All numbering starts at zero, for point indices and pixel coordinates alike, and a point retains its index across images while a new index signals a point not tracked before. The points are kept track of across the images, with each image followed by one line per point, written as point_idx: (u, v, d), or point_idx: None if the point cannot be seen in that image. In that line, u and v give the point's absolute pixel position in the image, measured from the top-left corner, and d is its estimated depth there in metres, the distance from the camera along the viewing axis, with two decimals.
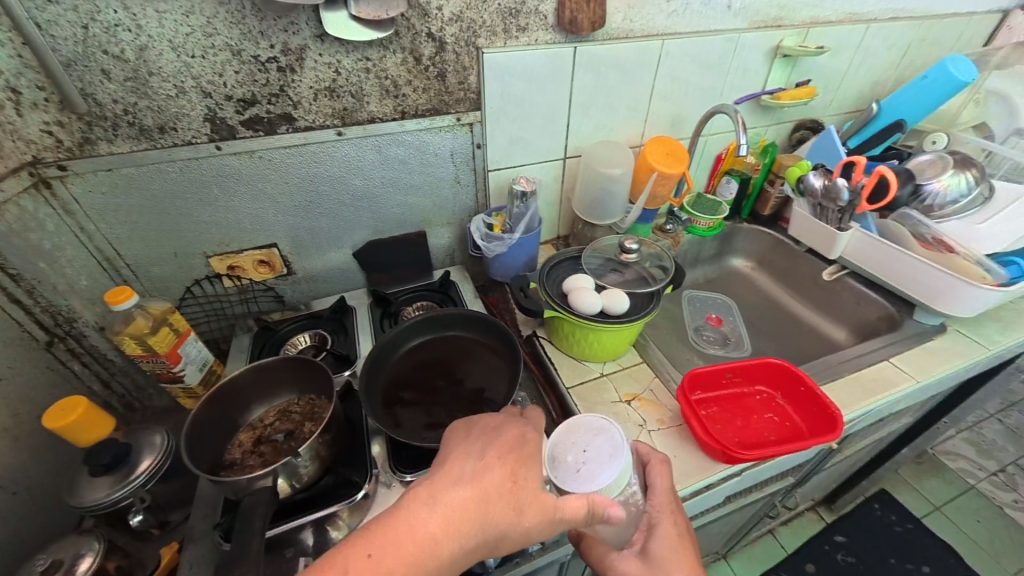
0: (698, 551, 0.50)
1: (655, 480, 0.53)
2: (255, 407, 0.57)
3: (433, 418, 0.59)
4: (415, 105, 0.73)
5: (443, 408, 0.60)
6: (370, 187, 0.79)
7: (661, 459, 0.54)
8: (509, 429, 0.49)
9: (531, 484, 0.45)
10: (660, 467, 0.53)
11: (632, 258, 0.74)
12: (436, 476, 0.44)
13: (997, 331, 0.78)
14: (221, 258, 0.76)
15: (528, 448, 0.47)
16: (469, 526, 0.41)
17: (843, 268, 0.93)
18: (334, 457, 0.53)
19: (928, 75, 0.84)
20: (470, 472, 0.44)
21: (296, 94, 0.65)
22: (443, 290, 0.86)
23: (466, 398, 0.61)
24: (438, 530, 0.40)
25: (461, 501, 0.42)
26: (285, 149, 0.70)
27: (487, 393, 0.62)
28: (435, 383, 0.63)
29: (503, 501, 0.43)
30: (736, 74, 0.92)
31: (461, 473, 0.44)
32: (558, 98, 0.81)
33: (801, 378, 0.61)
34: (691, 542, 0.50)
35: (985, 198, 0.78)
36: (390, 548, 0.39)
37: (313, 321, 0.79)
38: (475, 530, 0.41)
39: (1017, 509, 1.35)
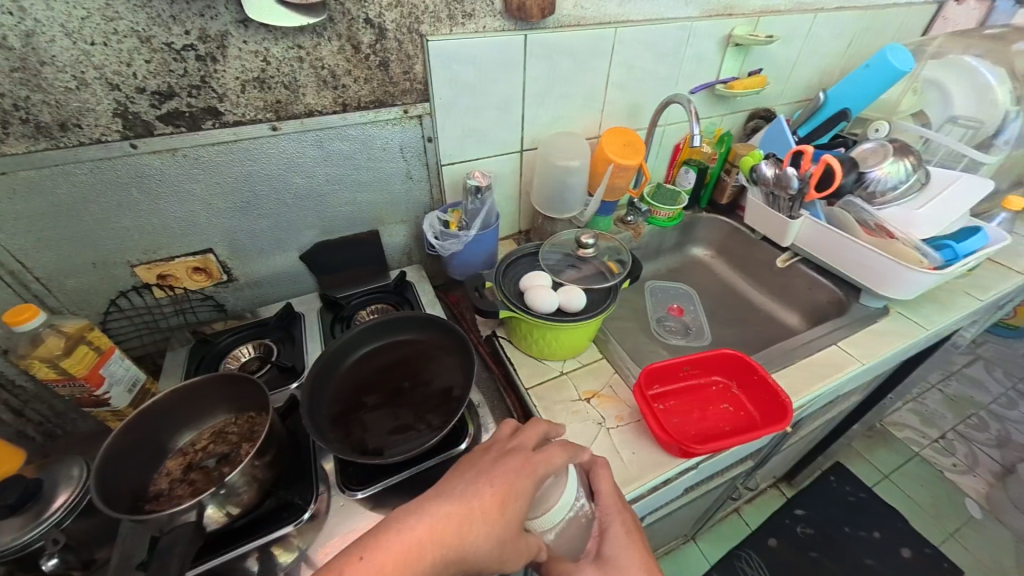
0: (646, 541, 0.53)
1: (599, 484, 0.53)
2: (184, 431, 0.52)
3: (400, 421, 0.56)
4: (357, 97, 0.68)
5: (409, 410, 0.58)
6: (313, 185, 0.74)
7: (603, 465, 0.54)
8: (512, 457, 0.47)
9: (516, 512, 0.44)
10: (604, 472, 0.53)
11: (589, 253, 0.74)
12: (431, 488, 0.44)
13: (934, 312, 0.82)
14: (148, 267, 0.70)
15: (519, 484, 0.45)
16: (448, 542, 0.40)
17: (795, 255, 0.95)
18: (274, 479, 0.50)
19: (870, 65, 0.86)
20: (462, 490, 0.43)
21: (220, 85, 0.60)
22: (399, 291, 0.83)
23: (432, 398, 0.59)
24: (422, 542, 0.40)
25: (446, 519, 0.41)
26: (213, 146, 0.64)
27: (455, 392, 0.59)
28: (400, 385, 0.60)
29: (487, 524, 0.42)
30: (691, 63, 0.91)
31: (453, 490, 0.44)
32: (510, 89, 0.78)
33: (755, 367, 0.61)
34: (638, 533, 0.53)
35: (923, 183, 0.81)
36: (376, 553, 0.38)
37: (259, 330, 0.74)
38: (456, 547, 0.40)
39: (956, 473, 1.45)
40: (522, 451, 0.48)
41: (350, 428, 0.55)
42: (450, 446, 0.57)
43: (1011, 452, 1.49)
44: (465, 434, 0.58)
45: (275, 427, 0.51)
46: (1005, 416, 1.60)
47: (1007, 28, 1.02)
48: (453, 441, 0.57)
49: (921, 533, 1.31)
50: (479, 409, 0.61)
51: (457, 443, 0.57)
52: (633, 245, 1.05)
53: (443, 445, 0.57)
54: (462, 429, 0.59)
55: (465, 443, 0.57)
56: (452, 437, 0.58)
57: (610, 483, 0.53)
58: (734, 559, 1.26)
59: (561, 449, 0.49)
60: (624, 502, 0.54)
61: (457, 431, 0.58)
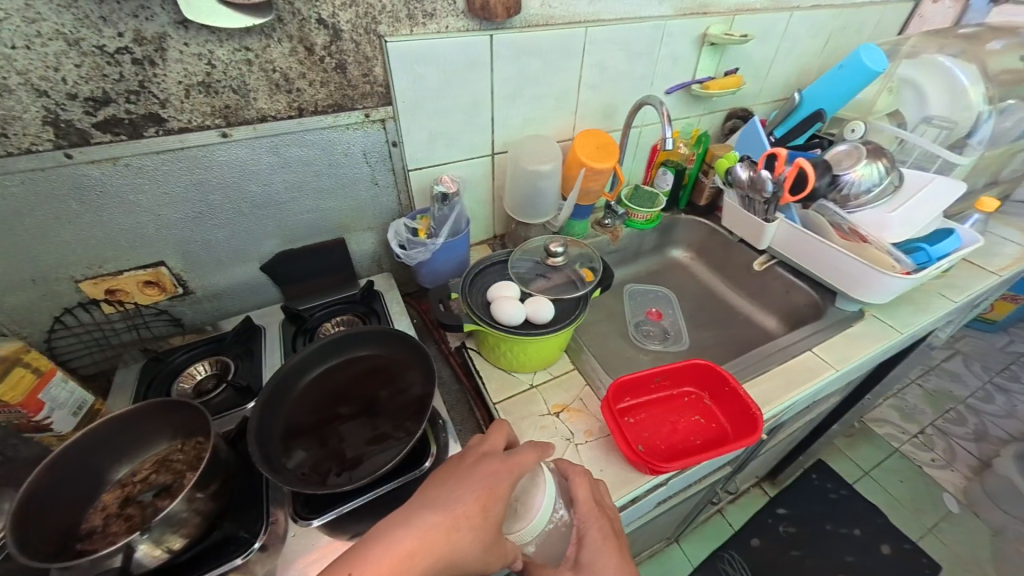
0: (627, 548, 0.51)
1: (576, 491, 0.52)
2: (123, 462, 0.50)
3: (377, 429, 0.56)
4: (313, 101, 0.65)
5: (387, 417, 0.57)
6: (271, 193, 0.70)
7: (580, 471, 0.53)
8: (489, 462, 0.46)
9: (498, 515, 0.43)
10: (581, 479, 0.52)
11: (559, 262, 0.72)
12: (415, 498, 0.42)
13: (909, 314, 0.82)
14: (95, 283, 0.66)
15: (499, 486, 0.44)
16: (438, 552, 0.39)
17: (772, 258, 0.94)
18: (219, 511, 0.48)
19: (844, 65, 0.85)
20: (445, 499, 0.42)
21: (162, 90, 0.56)
22: (366, 302, 0.80)
23: (406, 406, 0.58)
24: (412, 554, 0.38)
25: (432, 528, 0.40)
26: (157, 154, 0.60)
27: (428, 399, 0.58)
28: (376, 394, 0.59)
29: (473, 530, 0.41)
30: (665, 63, 0.89)
31: (436, 500, 0.42)
32: (478, 91, 0.75)
33: (726, 379, 0.60)
34: (618, 543, 0.50)
35: (896, 185, 0.80)
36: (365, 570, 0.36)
37: (215, 345, 0.71)
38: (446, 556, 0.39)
39: (935, 468, 1.46)
40: (497, 454, 0.48)
41: (327, 438, 0.55)
42: (410, 468, 0.55)
43: (988, 446, 1.51)
44: (428, 453, 0.56)
45: (218, 455, 0.49)
46: (983, 410, 1.62)
47: (982, 26, 1.02)
48: (414, 462, 0.56)
49: (899, 528, 1.32)
50: (443, 427, 0.60)
51: (417, 465, 0.55)
52: (610, 249, 1.03)
53: (404, 467, 0.55)
54: (424, 449, 0.57)
55: (426, 465, 0.55)
56: (412, 459, 0.56)
57: (587, 490, 0.52)
58: (717, 560, 1.26)
59: (536, 449, 0.48)
60: (605, 509, 0.52)
61: (418, 452, 0.57)
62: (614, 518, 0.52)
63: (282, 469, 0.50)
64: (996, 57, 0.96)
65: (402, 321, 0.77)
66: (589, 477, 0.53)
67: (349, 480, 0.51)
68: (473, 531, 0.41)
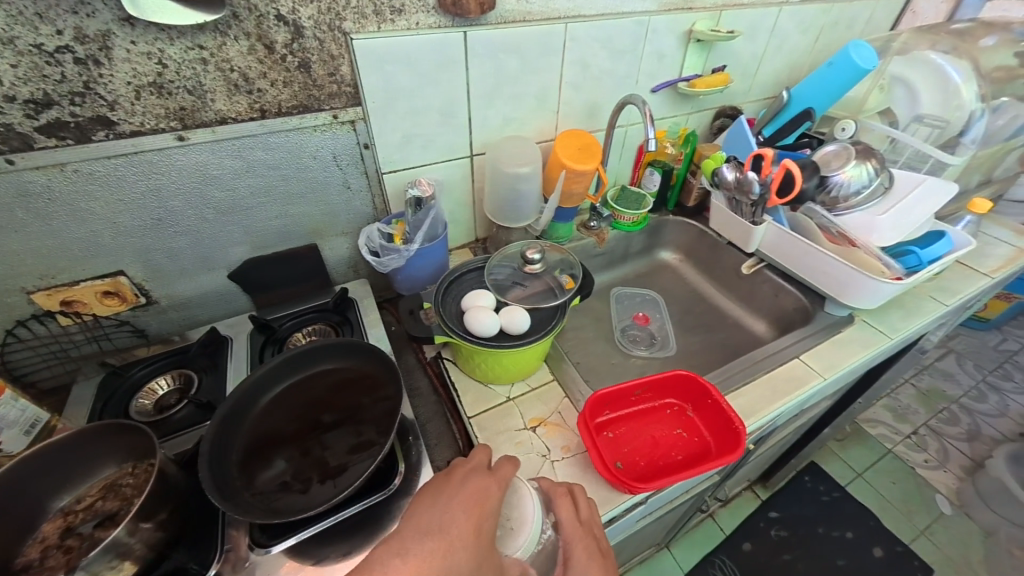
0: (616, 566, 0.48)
1: (559, 512, 0.49)
2: (68, 488, 0.47)
3: (362, 437, 0.55)
4: (276, 102, 0.61)
5: (371, 424, 0.56)
6: (236, 198, 0.67)
7: (564, 491, 0.51)
8: (474, 480, 0.44)
9: (493, 531, 0.41)
10: (564, 500, 0.50)
11: (537, 269, 0.70)
12: (406, 526, 0.39)
13: (899, 319, 0.80)
14: (48, 294, 0.63)
15: (488, 498, 0.43)
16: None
17: (760, 261, 0.91)
18: (168, 540, 0.45)
19: (833, 63, 0.83)
20: (437, 521, 0.39)
21: (109, 91, 0.53)
22: (340, 311, 0.77)
23: (383, 414, 0.57)
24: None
25: (428, 552, 0.37)
26: (109, 159, 0.57)
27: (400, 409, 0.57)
28: (359, 401, 0.58)
29: (471, 550, 0.38)
30: (650, 60, 0.86)
31: (427, 524, 0.39)
32: (453, 90, 0.72)
33: (710, 392, 0.58)
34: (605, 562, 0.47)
35: (887, 186, 0.77)
36: None
37: (179, 357, 0.69)
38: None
39: (928, 469, 1.45)
40: (480, 468, 0.46)
41: (309, 447, 0.54)
42: (374, 491, 0.52)
43: (981, 446, 1.50)
44: (395, 473, 0.54)
45: (167, 479, 0.46)
46: (976, 409, 1.61)
47: (975, 21, 0.99)
48: (379, 484, 0.53)
49: (891, 531, 1.30)
50: (413, 444, 0.58)
51: (382, 487, 0.53)
52: (596, 251, 1.00)
53: (368, 488, 0.53)
54: (390, 468, 0.55)
55: (391, 487, 0.53)
56: (377, 481, 0.53)
57: (571, 511, 0.50)
58: (708, 566, 1.24)
59: (509, 461, 0.48)
60: (592, 529, 0.49)
61: (385, 473, 0.54)
62: (601, 537, 0.50)
63: (236, 494, 0.47)
64: (989, 54, 0.93)
65: (377, 331, 0.74)
66: (574, 495, 0.51)
67: (332, 487, 0.50)
68: (472, 552, 0.38)
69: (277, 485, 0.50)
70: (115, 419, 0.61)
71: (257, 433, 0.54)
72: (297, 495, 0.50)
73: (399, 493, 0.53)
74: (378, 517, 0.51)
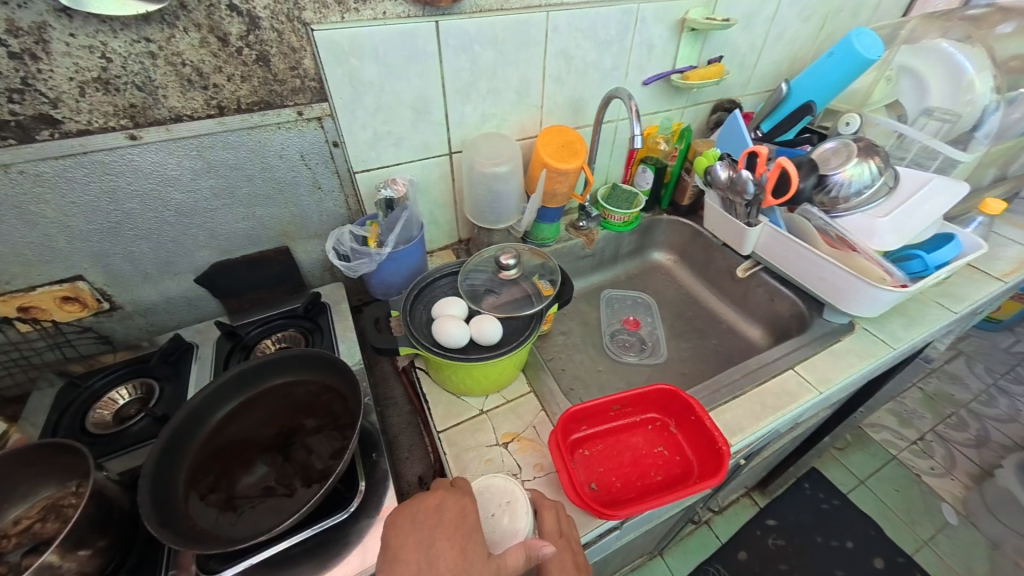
0: None
1: (543, 523, 0.48)
2: (8, 508, 0.46)
3: (343, 441, 0.54)
4: (235, 98, 0.57)
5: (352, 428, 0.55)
6: (196, 201, 0.63)
7: (551, 505, 0.49)
8: (449, 508, 0.44)
9: (482, 549, 0.41)
10: (549, 512, 0.48)
11: (513, 274, 0.68)
12: (395, 571, 0.39)
13: (901, 327, 0.75)
14: (4, 300, 0.59)
15: (467, 514, 0.44)
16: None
17: (756, 264, 0.87)
18: (105, 569, 0.43)
19: (834, 53, 0.77)
20: (423, 561, 0.40)
21: (51, 88, 0.48)
22: (312, 316, 0.74)
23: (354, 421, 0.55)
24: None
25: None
26: (55, 161, 0.52)
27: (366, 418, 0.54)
28: (337, 406, 0.57)
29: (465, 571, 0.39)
30: (640, 52, 0.81)
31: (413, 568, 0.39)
32: (427, 84, 0.68)
33: (692, 408, 0.57)
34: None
35: (891, 186, 0.73)
36: None
37: (139, 367, 0.66)
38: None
39: (934, 476, 1.40)
40: (451, 492, 0.46)
41: (291, 451, 0.54)
42: (329, 514, 0.49)
43: (989, 453, 1.45)
44: (354, 493, 0.50)
45: (107, 502, 0.44)
46: (985, 414, 1.55)
47: (991, 7, 0.93)
48: (336, 506, 0.50)
49: (894, 541, 1.26)
50: (377, 461, 0.55)
51: (342, 507, 0.49)
52: (585, 253, 0.96)
53: (324, 511, 0.49)
54: (348, 489, 0.51)
55: (347, 510, 0.49)
56: (333, 503, 0.50)
57: (554, 521, 0.48)
58: None
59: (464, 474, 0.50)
60: (571, 547, 0.46)
61: (344, 493, 0.51)
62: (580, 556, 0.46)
63: (180, 521, 0.45)
64: (1004, 43, 0.87)
65: (349, 338, 0.71)
66: (559, 512, 0.49)
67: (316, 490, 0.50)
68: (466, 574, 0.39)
69: (261, 490, 0.50)
70: (70, 433, 0.58)
71: (223, 447, 0.53)
72: (282, 498, 0.50)
73: (359, 515, 0.50)
74: (335, 542, 0.48)
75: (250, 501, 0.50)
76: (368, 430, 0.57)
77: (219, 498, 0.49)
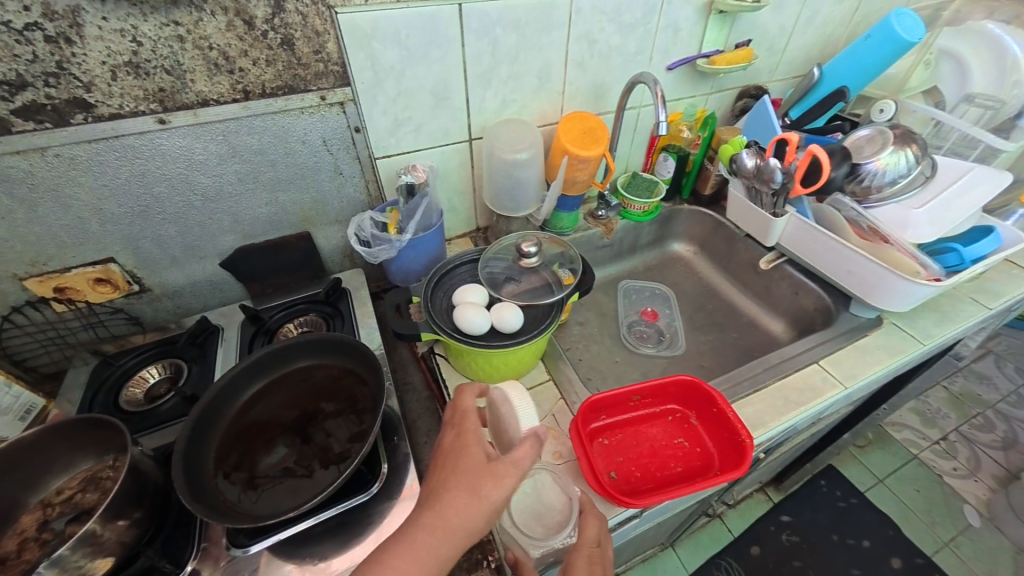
0: None
1: (582, 527, 0.47)
2: (50, 478, 0.48)
3: (362, 425, 0.55)
4: (260, 82, 0.57)
5: (372, 413, 0.56)
6: (222, 185, 0.64)
7: (597, 515, 0.48)
8: (449, 430, 0.47)
9: (482, 457, 0.44)
10: (593, 519, 0.47)
11: (533, 263, 0.67)
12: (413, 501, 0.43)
13: (932, 323, 0.73)
14: (41, 281, 0.61)
15: (468, 429, 0.46)
16: (470, 521, 0.40)
17: (780, 256, 0.85)
18: (142, 540, 0.44)
19: (871, 35, 0.74)
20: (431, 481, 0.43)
21: (85, 72, 0.49)
22: (332, 301, 0.75)
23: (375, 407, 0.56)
24: (456, 542, 0.39)
25: (450, 505, 0.41)
26: (88, 144, 0.53)
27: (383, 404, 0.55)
28: (356, 392, 0.58)
29: (471, 486, 0.41)
30: (664, 35, 0.79)
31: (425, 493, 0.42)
32: (448, 68, 0.67)
33: (714, 400, 0.56)
34: None
35: (927, 176, 0.70)
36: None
37: (167, 348, 0.68)
38: (479, 515, 0.41)
39: (956, 477, 1.36)
40: (452, 415, 0.49)
41: (311, 434, 0.55)
42: (351, 495, 0.50)
43: (1017, 456, 1.40)
44: (376, 475, 0.52)
45: (142, 475, 0.45)
46: (1013, 415, 1.51)
47: None
48: (358, 487, 0.51)
49: (912, 542, 1.23)
50: (398, 445, 0.55)
51: (363, 490, 0.50)
52: (603, 243, 0.95)
53: (346, 493, 0.50)
54: (370, 471, 0.52)
55: (370, 491, 0.50)
56: (356, 485, 0.51)
57: (596, 529, 0.47)
58: (713, 567, 1.20)
59: (467, 388, 0.51)
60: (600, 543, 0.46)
61: (366, 475, 0.52)
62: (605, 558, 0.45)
63: (209, 497, 0.47)
64: None
65: (369, 324, 0.72)
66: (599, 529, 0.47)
67: (335, 472, 0.51)
68: (470, 489, 0.41)
69: (281, 470, 0.52)
70: (105, 410, 0.60)
71: (245, 428, 0.54)
72: (302, 479, 0.51)
73: (380, 496, 0.51)
74: (358, 522, 0.49)
75: (270, 481, 0.51)
76: (390, 415, 0.58)
77: (241, 477, 0.50)
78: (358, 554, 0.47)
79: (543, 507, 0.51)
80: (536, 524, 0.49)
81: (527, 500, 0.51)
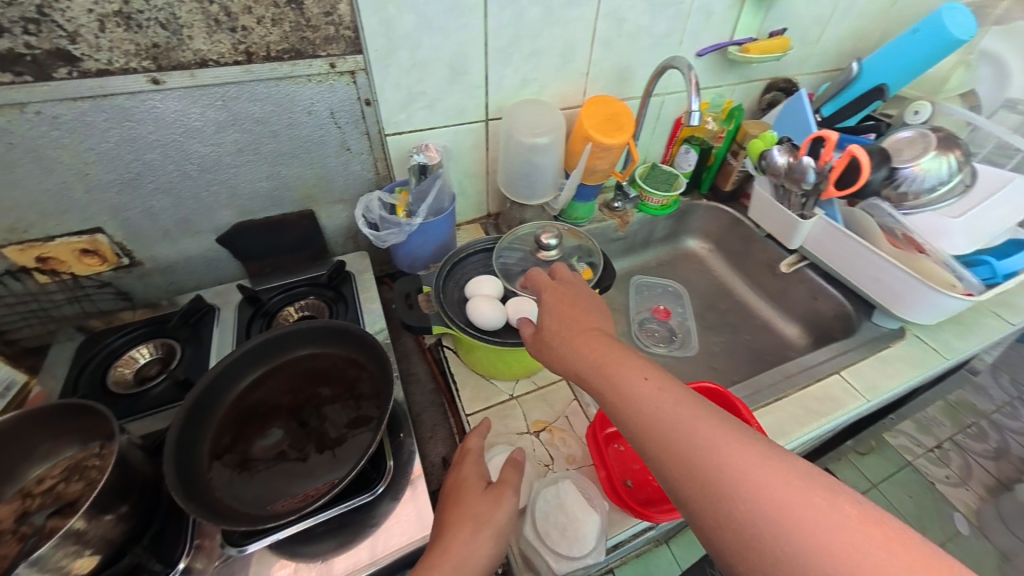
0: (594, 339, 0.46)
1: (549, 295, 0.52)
2: (33, 465, 0.45)
3: (361, 411, 0.52)
4: (264, 44, 0.52)
5: (371, 401, 0.53)
6: (220, 156, 0.59)
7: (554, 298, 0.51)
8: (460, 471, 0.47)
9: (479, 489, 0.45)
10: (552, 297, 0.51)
11: (552, 256, 0.64)
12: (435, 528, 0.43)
13: (954, 336, 0.71)
14: (21, 249, 0.56)
15: (470, 453, 0.49)
16: (485, 548, 0.41)
17: (802, 259, 0.83)
18: (129, 535, 0.41)
19: (920, 29, 0.71)
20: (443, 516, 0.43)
21: (68, 19, 0.44)
22: (334, 285, 0.71)
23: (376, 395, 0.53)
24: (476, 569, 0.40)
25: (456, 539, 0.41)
26: (73, 103, 0.48)
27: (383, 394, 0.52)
28: (354, 377, 0.55)
29: (475, 518, 0.42)
30: (697, 18, 0.74)
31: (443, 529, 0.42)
32: (467, 40, 0.62)
33: (737, 409, 0.54)
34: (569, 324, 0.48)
35: (966, 185, 0.67)
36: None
37: (159, 327, 0.64)
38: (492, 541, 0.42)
39: (948, 485, 1.38)
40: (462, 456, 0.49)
41: (308, 419, 0.52)
42: (356, 494, 0.47)
43: (1007, 466, 1.43)
44: (382, 474, 0.49)
45: (130, 468, 0.42)
46: (1006, 426, 1.52)
47: None
48: (362, 487, 0.48)
49: None
50: (404, 442, 0.52)
51: (366, 490, 0.47)
52: (617, 236, 0.91)
53: (349, 492, 0.47)
54: (375, 469, 0.49)
55: (374, 491, 0.47)
56: (360, 484, 0.48)
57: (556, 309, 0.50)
58: None
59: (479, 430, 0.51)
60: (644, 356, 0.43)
61: (369, 474, 0.49)
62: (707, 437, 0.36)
63: (203, 492, 0.44)
64: None
65: (372, 310, 0.68)
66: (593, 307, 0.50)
67: (333, 460, 0.48)
68: (475, 519, 0.42)
69: (274, 454, 0.49)
70: (90, 391, 0.57)
71: (238, 412, 0.51)
72: (296, 464, 0.48)
73: (383, 497, 0.48)
74: (359, 522, 0.47)
75: (263, 464, 0.49)
76: (396, 409, 0.55)
77: (232, 460, 0.48)
78: (354, 558, 0.44)
79: (566, 517, 0.48)
80: (559, 535, 0.47)
81: (550, 508, 0.49)
